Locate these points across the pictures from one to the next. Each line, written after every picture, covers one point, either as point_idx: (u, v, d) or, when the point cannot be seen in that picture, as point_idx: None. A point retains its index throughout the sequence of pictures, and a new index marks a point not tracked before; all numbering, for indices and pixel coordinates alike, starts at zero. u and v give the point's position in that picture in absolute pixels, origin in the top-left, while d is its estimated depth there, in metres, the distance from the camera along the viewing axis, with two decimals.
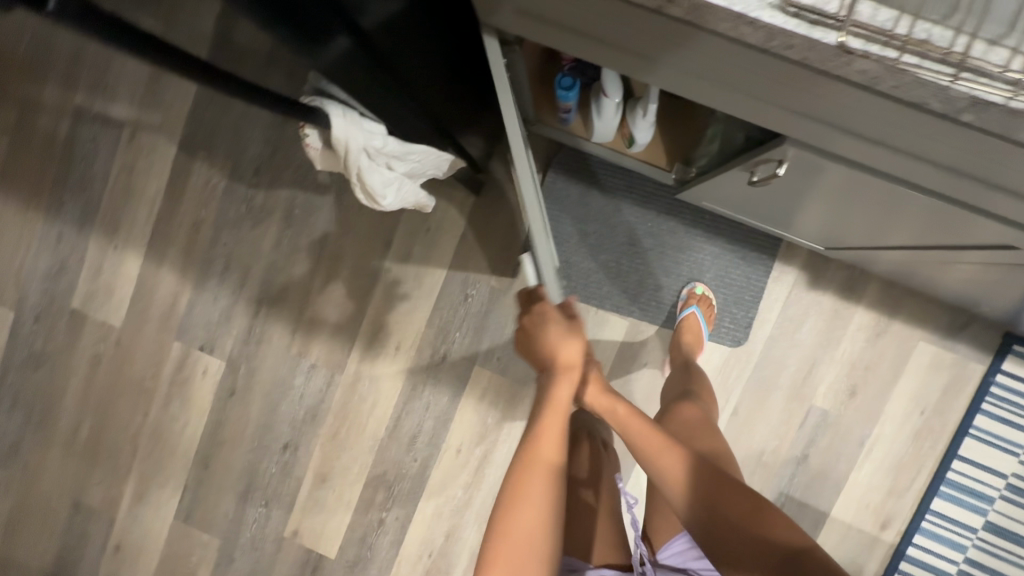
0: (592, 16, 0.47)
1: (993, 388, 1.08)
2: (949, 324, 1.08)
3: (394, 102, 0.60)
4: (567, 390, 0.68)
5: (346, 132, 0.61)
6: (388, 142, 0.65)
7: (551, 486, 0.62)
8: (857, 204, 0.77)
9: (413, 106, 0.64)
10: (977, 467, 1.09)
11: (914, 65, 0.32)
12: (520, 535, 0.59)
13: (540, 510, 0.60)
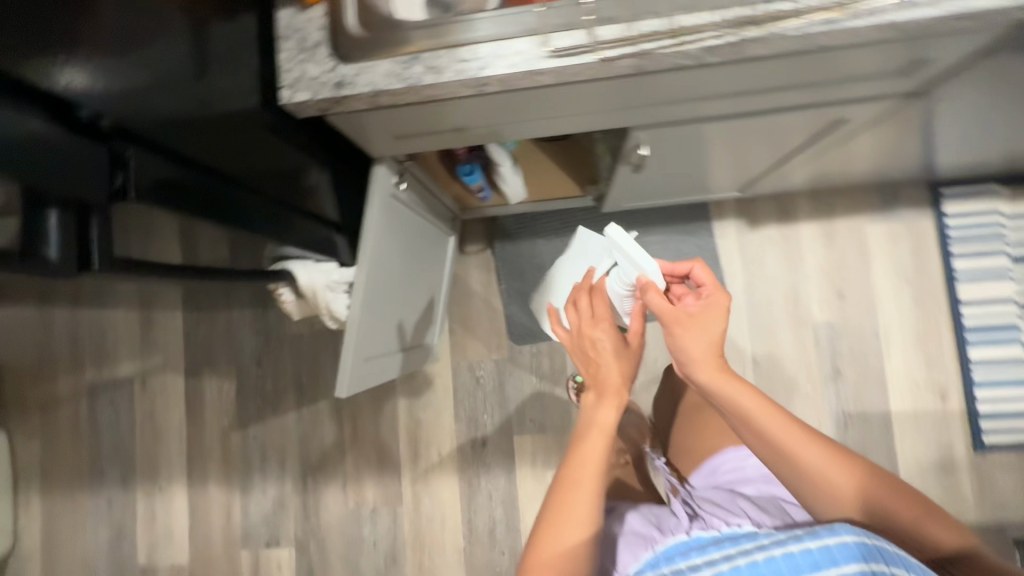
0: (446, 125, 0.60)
1: (952, 233, 1.17)
2: (882, 200, 1.20)
3: (304, 231, 0.70)
4: (609, 413, 0.65)
5: (310, 277, 0.75)
6: (344, 273, 0.76)
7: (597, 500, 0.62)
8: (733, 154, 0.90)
9: (340, 236, 0.76)
10: (985, 302, 1.15)
11: (653, 47, 0.46)
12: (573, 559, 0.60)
13: (587, 519, 0.62)
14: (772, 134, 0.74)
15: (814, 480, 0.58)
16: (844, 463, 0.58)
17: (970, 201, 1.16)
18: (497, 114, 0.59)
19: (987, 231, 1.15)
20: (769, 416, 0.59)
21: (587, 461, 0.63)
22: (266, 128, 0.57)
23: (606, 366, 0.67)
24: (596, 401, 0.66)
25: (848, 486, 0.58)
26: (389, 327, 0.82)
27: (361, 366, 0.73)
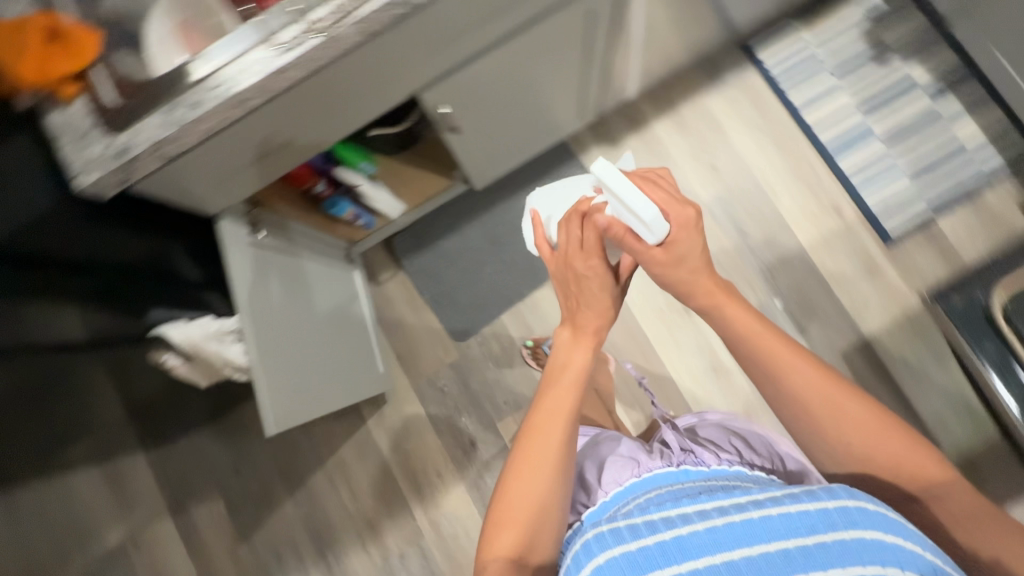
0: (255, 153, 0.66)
1: (776, 77, 1.29)
2: (709, 77, 1.31)
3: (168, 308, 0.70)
4: (580, 355, 0.69)
5: (187, 334, 0.68)
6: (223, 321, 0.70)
7: (563, 447, 0.66)
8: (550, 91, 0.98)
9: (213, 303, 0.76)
10: (831, 120, 1.27)
11: (364, 9, 0.53)
12: (538, 496, 0.63)
13: (555, 461, 0.65)
14: (551, 53, 0.83)
15: (805, 411, 0.63)
16: (870, 426, 0.61)
17: (777, 45, 1.29)
18: (291, 127, 0.65)
19: (801, 63, 1.28)
20: (763, 342, 0.63)
21: (559, 406, 0.66)
22: (80, 216, 0.58)
23: (594, 310, 0.67)
24: (573, 347, 0.69)
25: (868, 447, 0.61)
26: (299, 348, 0.85)
27: (291, 402, 0.76)
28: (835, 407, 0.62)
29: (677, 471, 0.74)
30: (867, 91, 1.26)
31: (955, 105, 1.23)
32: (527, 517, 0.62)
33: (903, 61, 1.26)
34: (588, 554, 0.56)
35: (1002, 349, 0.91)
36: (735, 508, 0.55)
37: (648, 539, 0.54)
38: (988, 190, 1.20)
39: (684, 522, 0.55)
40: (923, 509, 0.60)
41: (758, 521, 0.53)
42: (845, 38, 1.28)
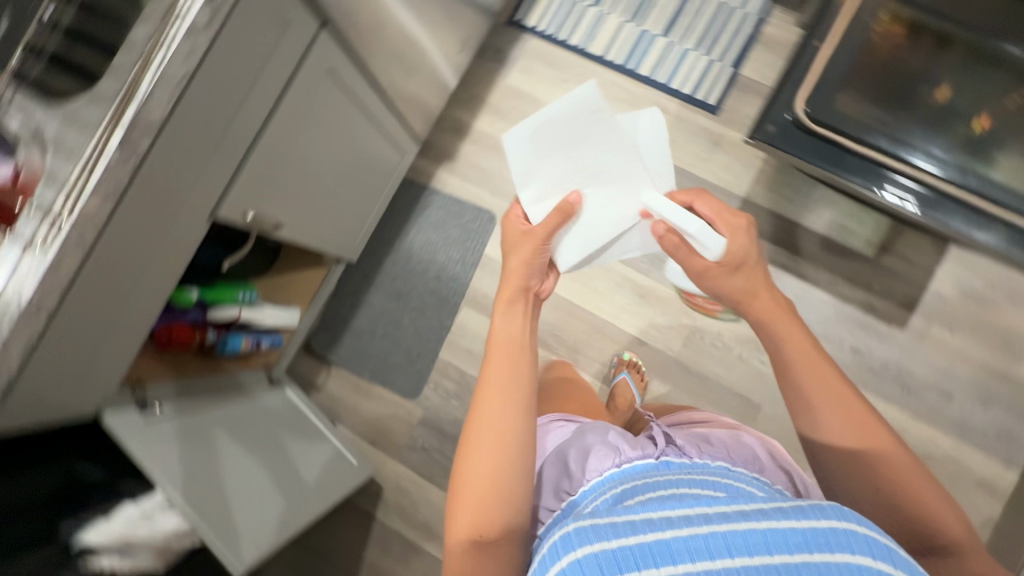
0: (89, 341, 0.69)
1: (551, 32, 1.40)
2: (499, 63, 1.42)
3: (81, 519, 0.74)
4: (507, 320, 0.70)
5: (109, 530, 0.73)
6: (138, 507, 0.76)
7: (520, 412, 0.63)
8: (357, 150, 1.05)
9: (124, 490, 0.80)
10: (613, 41, 1.37)
11: (95, 175, 0.58)
12: (495, 458, 0.60)
13: (509, 423, 0.62)
14: (327, 121, 0.90)
15: (829, 435, 0.63)
16: (876, 433, 0.62)
17: (537, 7, 1.41)
18: (108, 302, 0.68)
19: (565, 10, 1.40)
20: (810, 366, 0.66)
21: (508, 376, 0.65)
22: None
23: (524, 270, 0.73)
24: (507, 313, 0.70)
25: (872, 457, 0.61)
26: (272, 480, 0.95)
27: (251, 535, 0.86)
28: (855, 418, 0.62)
29: (658, 463, 0.62)
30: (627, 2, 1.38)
31: None
32: (487, 499, 0.58)
33: None
34: (559, 551, 0.45)
35: (862, 162, 1.00)
36: (720, 515, 0.44)
37: (629, 539, 0.44)
38: (765, 26, 1.32)
39: (665, 525, 0.44)
40: (920, 532, 0.59)
41: (742, 532, 0.43)
42: None
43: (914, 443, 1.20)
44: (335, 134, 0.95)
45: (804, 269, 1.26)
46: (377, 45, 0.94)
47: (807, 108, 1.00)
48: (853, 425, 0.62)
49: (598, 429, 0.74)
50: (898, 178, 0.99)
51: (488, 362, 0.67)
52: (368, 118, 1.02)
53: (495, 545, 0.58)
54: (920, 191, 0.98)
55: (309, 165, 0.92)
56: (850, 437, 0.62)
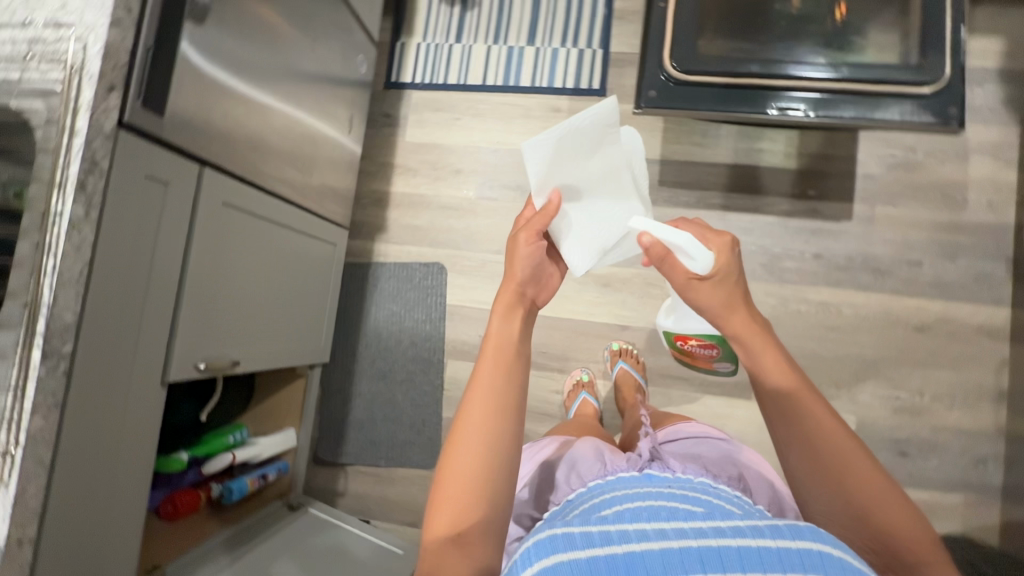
0: (84, 550, 0.68)
1: (427, 80, 1.45)
2: (392, 125, 1.46)
3: None
4: (499, 323, 0.62)
5: None
6: None
7: (507, 430, 0.57)
8: (287, 261, 1.06)
9: None
10: (486, 66, 1.43)
11: (27, 398, 0.58)
12: (473, 474, 0.55)
13: (495, 443, 0.57)
14: (244, 248, 0.92)
15: (811, 442, 0.58)
16: (837, 430, 0.58)
17: (405, 63, 1.46)
18: (89, 506, 0.67)
19: (430, 57, 1.45)
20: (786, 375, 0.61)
21: (500, 387, 0.59)
22: None
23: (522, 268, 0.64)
24: (506, 315, 0.62)
25: (834, 450, 0.57)
26: None
27: None
28: (819, 412, 0.59)
29: (640, 476, 0.67)
30: (485, 28, 1.44)
31: None
32: (467, 502, 0.54)
33: None
34: (534, 555, 0.47)
35: (750, 93, 1.06)
36: (696, 532, 0.47)
37: (601, 550, 0.46)
38: (614, 2, 1.39)
39: (639, 538, 0.47)
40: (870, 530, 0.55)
41: (715, 549, 0.45)
42: (437, 17, 1.47)
43: (906, 319, 1.23)
44: (257, 256, 0.96)
45: (740, 201, 1.30)
46: (266, 160, 0.96)
47: (675, 64, 1.06)
48: (818, 419, 0.58)
49: (592, 445, 0.84)
50: (786, 94, 1.05)
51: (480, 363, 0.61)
52: (284, 228, 1.04)
53: (473, 554, 0.53)
54: (813, 97, 1.04)
55: (243, 294, 0.93)
56: (813, 427, 0.58)
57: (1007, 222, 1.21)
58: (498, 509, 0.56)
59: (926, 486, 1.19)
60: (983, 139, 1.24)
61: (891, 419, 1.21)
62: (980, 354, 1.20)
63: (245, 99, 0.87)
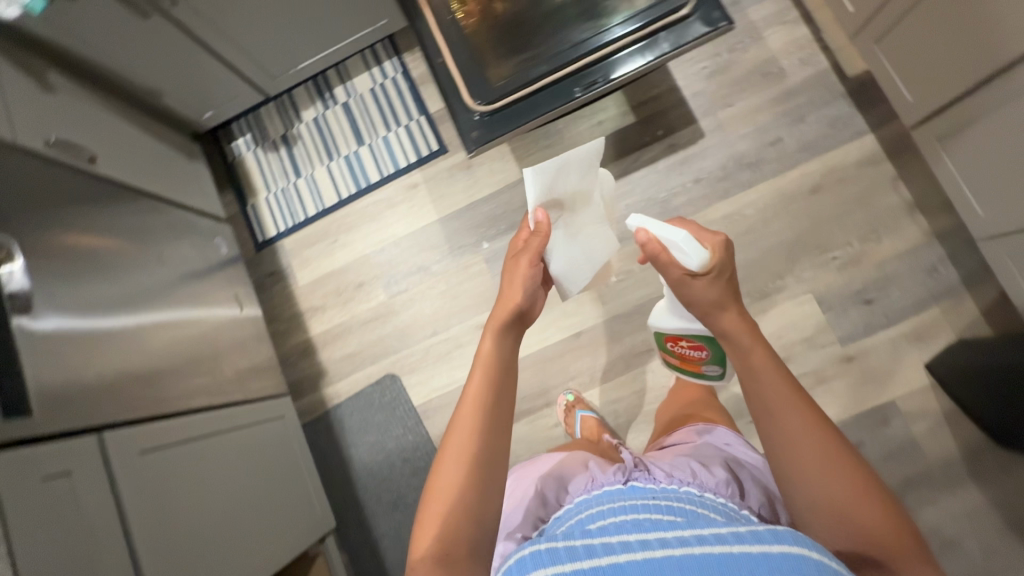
0: None
1: (291, 224, 1.48)
2: (280, 278, 1.47)
3: None
4: (487, 343, 0.68)
5: None
6: None
7: (493, 450, 0.62)
8: (239, 461, 1.03)
9: None
10: (334, 184, 1.47)
11: None
12: (457, 483, 0.60)
13: (481, 461, 0.61)
14: (184, 482, 0.89)
15: (792, 435, 0.62)
16: (819, 430, 0.62)
17: (263, 220, 1.49)
18: None
19: (283, 203, 1.49)
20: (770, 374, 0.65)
21: (489, 406, 0.64)
22: None
23: (515, 291, 0.71)
24: (496, 337, 0.69)
25: (812, 454, 0.61)
26: None
27: None
28: (800, 413, 0.63)
29: (624, 488, 0.73)
30: (315, 153, 1.49)
31: (341, 90, 1.50)
32: (448, 512, 0.59)
33: (296, 124, 1.51)
34: (523, 567, 0.56)
35: (572, 78, 1.11)
36: (680, 542, 0.57)
37: (587, 562, 0.56)
38: (410, 73, 1.47)
39: (624, 552, 0.56)
40: (843, 529, 0.60)
41: (694, 556, 0.54)
42: (270, 166, 1.51)
43: (799, 189, 1.29)
44: (202, 476, 0.93)
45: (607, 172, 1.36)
46: (165, 386, 0.94)
47: (478, 101, 1.11)
48: (802, 416, 0.62)
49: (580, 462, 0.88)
50: (582, 76, 1.11)
51: (473, 376, 0.66)
52: (218, 434, 1.02)
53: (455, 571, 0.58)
54: (644, 44, 1.10)
55: (206, 520, 0.90)
56: (795, 428, 0.62)
57: (825, 68, 1.31)
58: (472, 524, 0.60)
59: (904, 317, 1.22)
60: (765, 14, 1.34)
61: (840, 279, 1.25)
62: (874, 183, 1.26)
63: (113, 350, 0.86)
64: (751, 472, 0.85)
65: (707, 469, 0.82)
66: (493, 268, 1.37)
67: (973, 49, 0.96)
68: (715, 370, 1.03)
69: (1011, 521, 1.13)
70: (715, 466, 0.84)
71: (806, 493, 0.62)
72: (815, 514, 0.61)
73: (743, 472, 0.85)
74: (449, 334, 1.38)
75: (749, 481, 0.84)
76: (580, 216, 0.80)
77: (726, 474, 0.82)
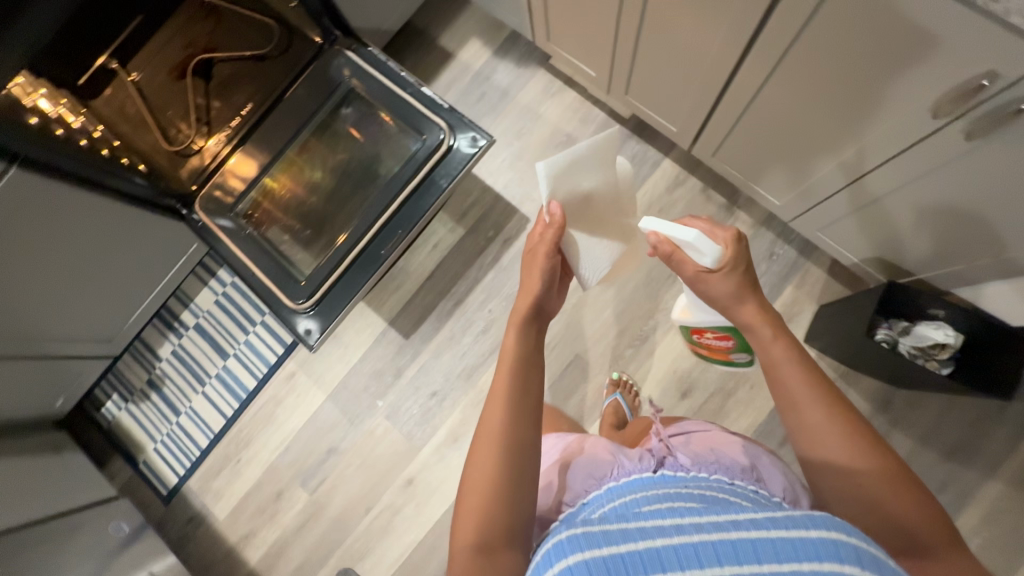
0: None
1: (190, 462, 1.43)
2: (200, 521, 1.40)
3: None
4: (511, 336, 0.76)
5: None
6: None
7: (529, 428, 0.67)
8: None
9: None
10: (216, 406, 1.43)
11: None
12: (493, 445, 0.65)
13: (517, 432, 0.66)
14: None
15: (810, 415, 0.67)
16: (841, 411, 0.66)
17: (162, 470, 1.43)
18: None
19: (175, 445, 1.44)
20: (790, 365, 0.70)
21: (517, 387, 0.70)
22: None
23: (534, 283, 0.80)
24: (517, 330, 0.77)
25: (838, 435, 0.65)
26: None
27: None
28: (825, 397, 0.67)
29: (653, 477, 0.71)
30: (186, 384, 1.46)
31: (188, 313, 1.48)
32: (486, 479, 0.62)
33: (156, 364, 1.48)
34: (556, 554, 0.50)
35: (383, 236, 1.15)
36: (716, 526, 0.50)
37: (624, 544, 0.49)
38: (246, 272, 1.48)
39: (659, 533, 0.50)
40: (868, 509, 0.62)
41: (730, 542, 0.47)
42: (148, 416, 1.46)
43: None
44: None
45: (460, 288, 1.39)
46: None
47: (301, 299, 1.14)
48: (825, 399, 0.67)
49: (607, 448, 0.86)
50: (383, 235, 1.15)
51: (497, 377, 0.72)
52: None
53: (495, 563, 0.59)
54: (455, 173, 1.15)
55: None
56: (816, 410, 0.66)
57: (602, 119, 1.41)
58: (510, 498, 0.62)
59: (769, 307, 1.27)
60: (533, 94, 1.44)
61: None
62: (690, 200, 1.34)
63: None
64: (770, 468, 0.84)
65: (733, 462, 0.81)
66: (396, 422, 1.36)
67: (691, 86, 1.07)
68: (742, 356, 1.07)
69: (944, 451, 1.16)
70: (738, 459, 0.83)
71: (830, 472, 0.65)
72: (841, 494, 0.64)
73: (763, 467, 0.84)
74: (380, 504, 1.34)
75: (770, 475, 0.83)
76: (589, 208, 0.84)
77: (749, 466, 0.81)
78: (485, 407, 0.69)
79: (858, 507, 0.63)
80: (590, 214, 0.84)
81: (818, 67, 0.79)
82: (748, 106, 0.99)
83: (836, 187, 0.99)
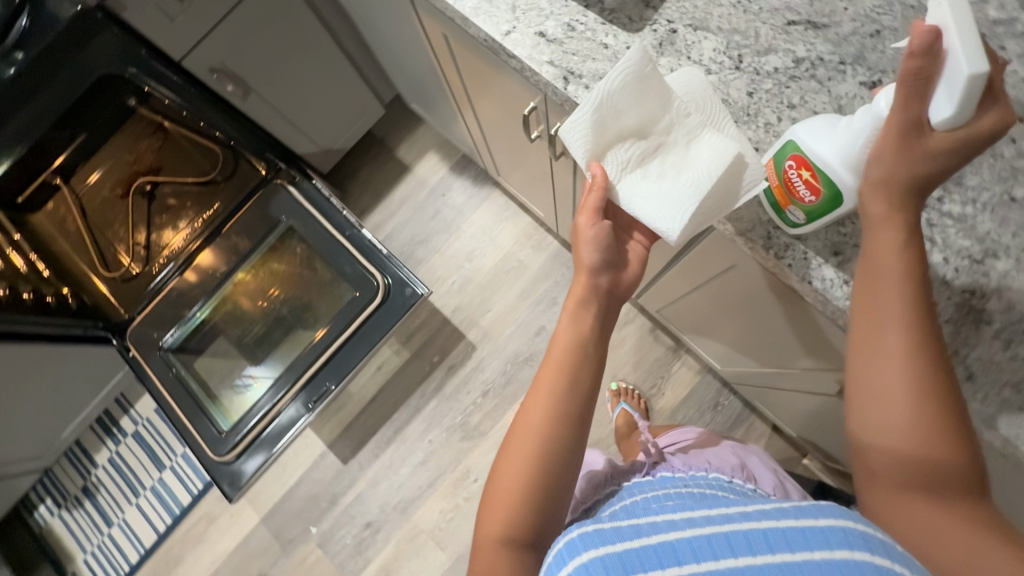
0: None
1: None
2: None
3: None
4: (564, 323, 0.58)
5: None
6: None
7: (574, 431, 0.54)
8: None
9: None
10: (148, 519, 1.40)
11: None
12: (531, 431, 0.53)
13: (557, 423, 0.54)
14: None
15: (888, 340, 0.45)
16: (923, 337, 0.44)
17: None
18: None
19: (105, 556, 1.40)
20: (894, 255, 0.45)
21: (569, 378, 0.55)
22: None
23: (586, 259, 0.58)
24: (573, 316, 0.58)
25: (911, 367, 0.44)
26: None
27: None
28: (917, 309, 0.45)
29: (657, 479, 0.59)
30: (120, 494, 1.42)
31: (129, 420, 1.46)
32: (522, 476, 0.52)
33: (92, 470, 1.45)
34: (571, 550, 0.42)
35: (311, 388, 1.13)
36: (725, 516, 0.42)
37: (637, 539, 0.42)
38: None
39: (671, 525, 0.42)
40: (911, 478, 0.44)
41: (741, 532, 0.40)
42: (81, 525, 1.43)
43: None
44: None
45: (401, 416, 1.36)
46: None
47: (224, 450, 1.12)
48: (910, 315, 0.45)
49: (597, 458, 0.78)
50: (313, 386, 1.13)
51: (543, 369, 0.57)
52: None
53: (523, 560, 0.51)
54: (388, 327, 1.12)
55: None
56: (893, 333, 0.44)
57: (555, 248, 1.39)
58: (546, 510, 0.52)
59: None
60: (487, 217, 1.42)
61: None
62: (638, 339, 1.31)
63: None
64: (759, 463, 0.82)
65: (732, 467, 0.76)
66: (328, 551, 1.32)
67: None
68: (796, 216, 0.53)
69: None
70: (734, 463, 0.78)
71: (880, 419, 0.45)
72: (882, 450, 0.45)
73: (756, 465, 0.81)
74: None
75: (762, 470, 0.80)
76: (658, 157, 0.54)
77: (745, 469, 0.78)
78: (524, 399, 0.57)
79: (903, 477, 0.45)
80: (657, 170, 0.54)
81: (737, 298, 0.77)
82: (683, 296, 0.95)
83: (774, 382, 0.95)
